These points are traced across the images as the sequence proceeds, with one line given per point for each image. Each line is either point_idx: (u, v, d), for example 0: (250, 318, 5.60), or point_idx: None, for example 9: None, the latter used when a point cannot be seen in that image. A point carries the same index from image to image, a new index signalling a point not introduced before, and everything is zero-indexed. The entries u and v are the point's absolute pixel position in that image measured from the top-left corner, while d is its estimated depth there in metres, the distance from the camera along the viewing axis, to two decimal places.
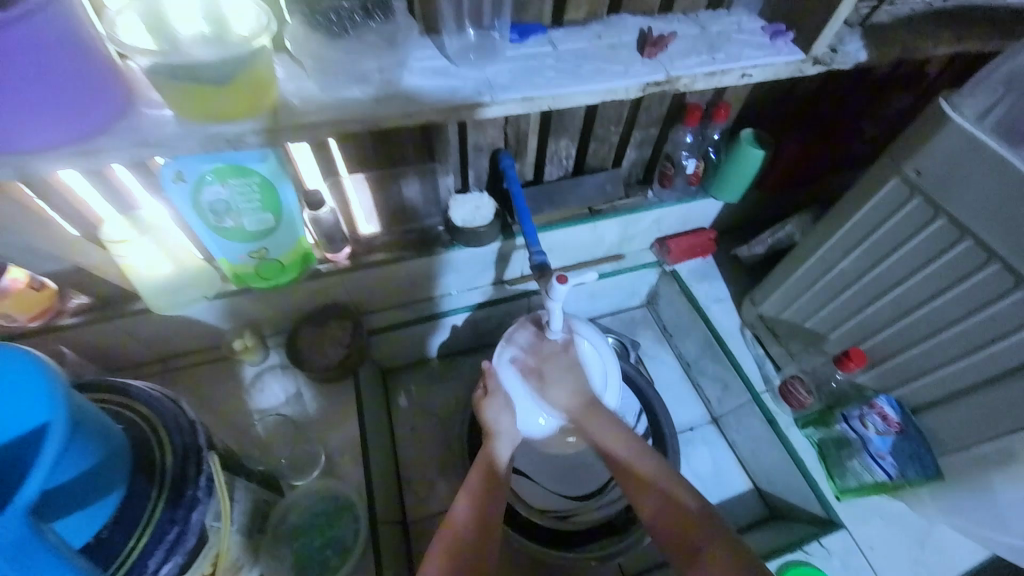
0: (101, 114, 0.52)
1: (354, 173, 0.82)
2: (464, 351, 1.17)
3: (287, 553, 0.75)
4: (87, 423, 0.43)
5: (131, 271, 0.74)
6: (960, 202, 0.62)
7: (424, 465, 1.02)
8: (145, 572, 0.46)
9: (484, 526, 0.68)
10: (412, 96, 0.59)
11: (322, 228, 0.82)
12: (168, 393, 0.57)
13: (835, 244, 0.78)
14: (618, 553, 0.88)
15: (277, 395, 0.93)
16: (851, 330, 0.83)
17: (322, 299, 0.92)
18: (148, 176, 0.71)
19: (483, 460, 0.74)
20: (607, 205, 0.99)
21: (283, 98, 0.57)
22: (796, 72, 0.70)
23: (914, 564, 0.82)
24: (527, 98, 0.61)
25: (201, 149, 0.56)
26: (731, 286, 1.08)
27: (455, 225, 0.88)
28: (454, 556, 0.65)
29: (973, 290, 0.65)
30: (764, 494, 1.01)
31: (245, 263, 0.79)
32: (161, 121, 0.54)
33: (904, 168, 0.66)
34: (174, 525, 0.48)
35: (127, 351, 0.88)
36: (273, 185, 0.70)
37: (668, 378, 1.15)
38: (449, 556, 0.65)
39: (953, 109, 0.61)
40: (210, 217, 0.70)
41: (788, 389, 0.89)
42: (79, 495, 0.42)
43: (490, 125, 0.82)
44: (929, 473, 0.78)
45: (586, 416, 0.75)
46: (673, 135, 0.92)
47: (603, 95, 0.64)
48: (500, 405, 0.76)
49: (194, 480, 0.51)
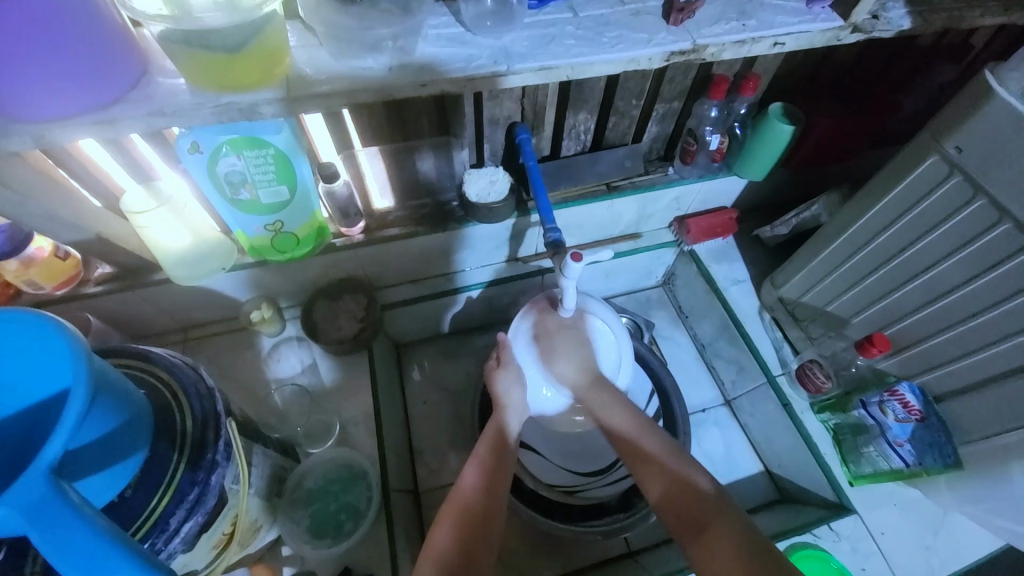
0: (115, 83, 0.51)
1: (368, 146, 0.81)
2: (477, 328, 1.18)
3: (302, 516, 0.78)
4: (109, 387, 0.44)
5: (151, 241, 0.75)
6: (1002, 181, 0.58)
7: (436, 437, 1.05)
8: (166, 530, 0.48)
9: (492, 493, 0.69)
10: (424, 65, 0.58)
11: (336, 202, 0.82)
12: (188, 360, 0.59)
13: (864, 224, 0.75)
14: (625, 528, 0.88)
15: (294, 365, 0.95)
16: (875, 315, 0.80)
17: (337, 272, 0.93)
18: (165, 147, 0.71)
19: (491, 431, 0.75)
20: (625, 182, 0.96)
21: (296, 67, 0.56)
22: (832, 40, 0.66)
23: (927, 552, 0.82)
24: (545, 67, 0.59)
25: (215, 118, 0.55)
26: (750, 267, 1.05)
27: (469, 201, 0.87)
28: (463, 520, 0.66)
29: (1009, 276, 0.62)
30: (775, 477, 1.01)
31: (261, 235, 0.79)
32: (175, 90, 0.54)
33: (944, 145, 0.62)
34: (194, 486, 0.50)
35: (150, 320, 0.90)
36: (289, 157, 0.70)
37: (682, 359, 1.14)
38: (457, 519, 0.66)
39: (1002, 82, 0.57)
40: (226, 188, 0.70)
41: (805, 373, 0.88)
42: (102, 455, 0.44)
43: (507, 96, 0.80)
44: (949, 462, 0.76)
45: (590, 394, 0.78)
46: (696, 109, 0.89)
47: (625, 65, 0.62)
48: (512, 378, 0.78)
49: (213, 445, 0.53)
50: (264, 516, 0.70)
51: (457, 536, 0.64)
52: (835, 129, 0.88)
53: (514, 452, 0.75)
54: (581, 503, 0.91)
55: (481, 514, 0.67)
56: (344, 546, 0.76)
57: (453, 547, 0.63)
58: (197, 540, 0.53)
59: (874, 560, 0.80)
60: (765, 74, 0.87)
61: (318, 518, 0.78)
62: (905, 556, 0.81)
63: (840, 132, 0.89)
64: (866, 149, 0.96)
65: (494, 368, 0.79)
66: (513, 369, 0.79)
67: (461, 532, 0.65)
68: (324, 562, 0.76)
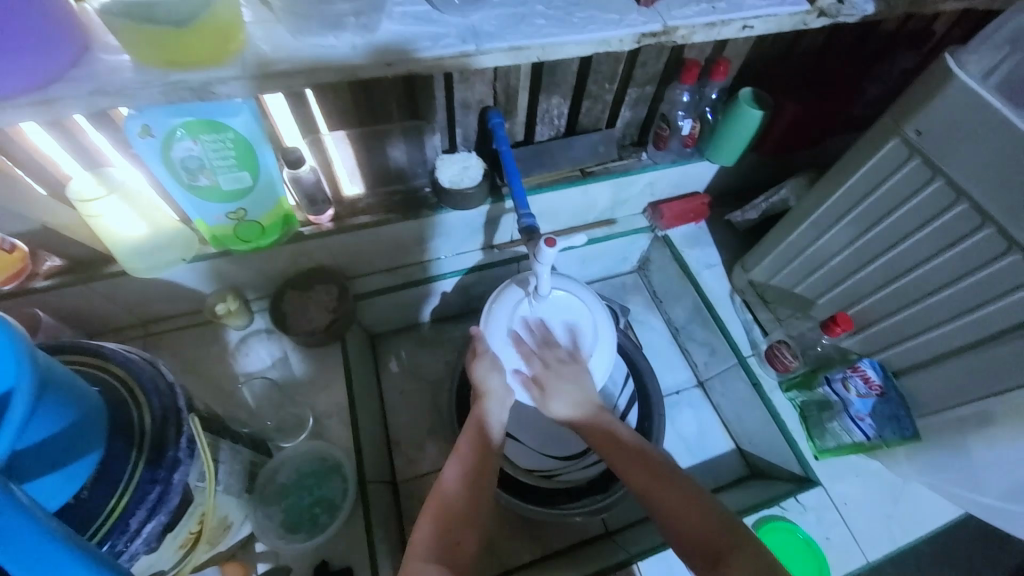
0: (52, 60, 0.48)
1: (335, 130, 0.78)
2: (453, 316, 1.17)
3: (276, 511, 0.76)
4: (57, 385, 0.42)
5: (103, 230, 0.70)
6: (958, 163, 0.60)
7: (413, 427, 1.04)
8: (127, 531, 0.46)
9: (473, 489, 0.68)
10: (390, 44, 0.56)
11: (303, 188, 0.79)
12: (145, 355, 0.56)
13: (830, 207, 0.77)
14: (602, 510, 0.89)
15: (263, 359, 0.92)
16: (840, 295, 0.83)
17: (307, 262, 0.90)
18: (114, 130, 0.67)
19: (473, 425, 0.75)
20: (599, 167, 0.96)
21: (253, 44, 0.53)
22: (799, 24, 0.66)
23: (887, 520, 0.86)
24: (516, 47, 0.58)
25: (165, 99, 0.52)
26: (722, 251, 1.07)
27: (442, 186, 0.85)
28: (443, 515, 0.65)
29: (964, 255, 0.65)
30: (746, 454, 1.04)
31: (223, 224, 0.76)
32: (120, 67, 0.50)
33: (905, 128, 0.64)
34: (155, 485, 0.48)
35: (107, 314, 0.86)
36: (250, 143, 0.66)
37: (657, 343, 1.16)
38: (438, 516, 0.65)
39: (959, 66, 0.58)
40: (183, 174, 0.67)
41: (773, 354, 0.91)
42: (51, 455, 0.41)
43: (479, 79, 0.78)
44: (907, 433, 0.81)
45: (570, 382, 0.77)
46: (668, 94, 0.89)
47: (597, 46, 0.61)
48: (489, 366, 0.78)
49: (175, 442, 0.51)
50: (235, 513, 0.68)
51: (438, 532, 0.64)
52: (803, 115, 0.90)
53: (498, 446, 0.74)
54: (560, 486, 0.92)
55: (462, 510, 0.66)
56: (319, 540, 0.74)
57: (433, 545, 0.63)
58: (162, 540, 0.51)
59: (838, 528, 0.84)
60: (736, 58, 0.88)
61: (293, 512, 0.77)
62: (866, 524, 0.85)
63: (808, 117, 0.91)
64: (832, 134, 0.98)
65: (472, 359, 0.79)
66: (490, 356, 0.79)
67: (442, 529, 0.64)
68: (300, 557, 0.74)
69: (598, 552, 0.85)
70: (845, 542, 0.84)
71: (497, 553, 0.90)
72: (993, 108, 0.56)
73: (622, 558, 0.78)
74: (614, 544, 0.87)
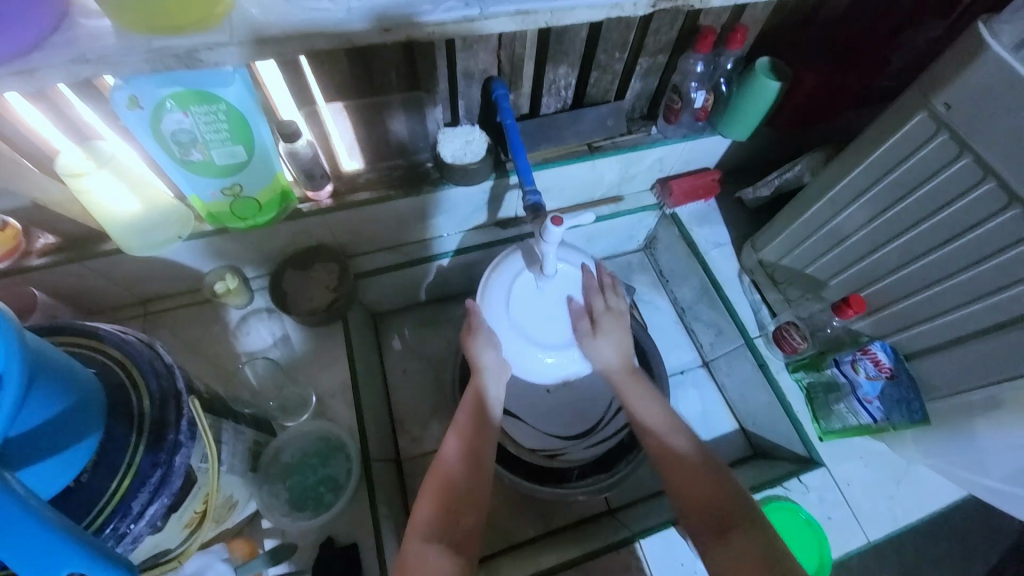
0: (30, 26, 0.44)
1: (332, 102, 0.75)
2: (457, 295, 1.15)
3: (281, 490, 0.77)
4: (51, 370, 0.40)
5: (95, 206, 0.68)
6: (989, 139, 0.57)
7: (416, 406, 1.04)
8: (130, 513, 0.46)
9: (474, 465, 0.68)
10: (387, 7, 0.52)
11: (300, 164, 0.76)
12: (142, 337, 0.55)
13: (848, 183, 0.74)
14: (606, 489, 0.90)
15: (264, 338, 0.92)
16: (853, 277, 0.81)
17: (305, 240, 0.88)
18: (100, 102, 0.63)
19: (470, 401, 0.74)
20: (607, 141, 0.92)
21: (238, 5, 0.50)
22: None
23: (890, 501, 0.86)
24: (522, 11, 0.54)
25: (149, 67, 0.49)
26: (731, 230, 1.04)
27: (444, 161, 0.82)
28: (443, 490, 0.66)
29: (988, 236, 0.62)
30: (749, 435, 1.04)
31: (219, 201, 0.73)
32: (99, 33, 0.47)
33: (934, 101, 0.60)
34: (157, 469, 0.48)
35: (105, 293, 0.85)
36: (242, 114, 0.63)
37: (662, 323, 1.15)
38: (439, 491, 0.65)
39: (994, 34, 0.54)
40: (174, 148, 0.64)
41: (781, 335, 0.89)
42: (48, 441, 0.41)
43: (481, 47, 0.74)
44: (917, 418, 0.79)
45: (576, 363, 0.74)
46: (682, 64, 0.85)
47: (609, 11, 0.57)
48: (486, 341, 0.75)
49: (175, 425, 0.50)
50: (238, 493, 0.68)
51: (440, 505, 0.64)
52: (822, 86, 0.86)
53: (496, 421, 0.74)
54: (562, 465, 0.92)
55: (464, 486, 0.67)
56: (324, 519, 0.75)
57: (435, 519, 0.63)
58: (166, 521, 0.51)
59: (841, 509, 0.85)
60: (753, 25, 0.83)
61: (297, 490, 0.77)
62: (870, 505, 0.86)
63: (827, 88, 0.86)
64: (852, 107, 0.93)
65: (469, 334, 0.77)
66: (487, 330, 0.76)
67: (443, 501, 0.65)
68: (305, 535, 0.75)
69: (600, 529, 0.86)
70: (846, 522, 0.84)
71: (501, 531, 0.91)
72: None
73: (622, 537, 0.79)
74: (615, 521, 0.88)
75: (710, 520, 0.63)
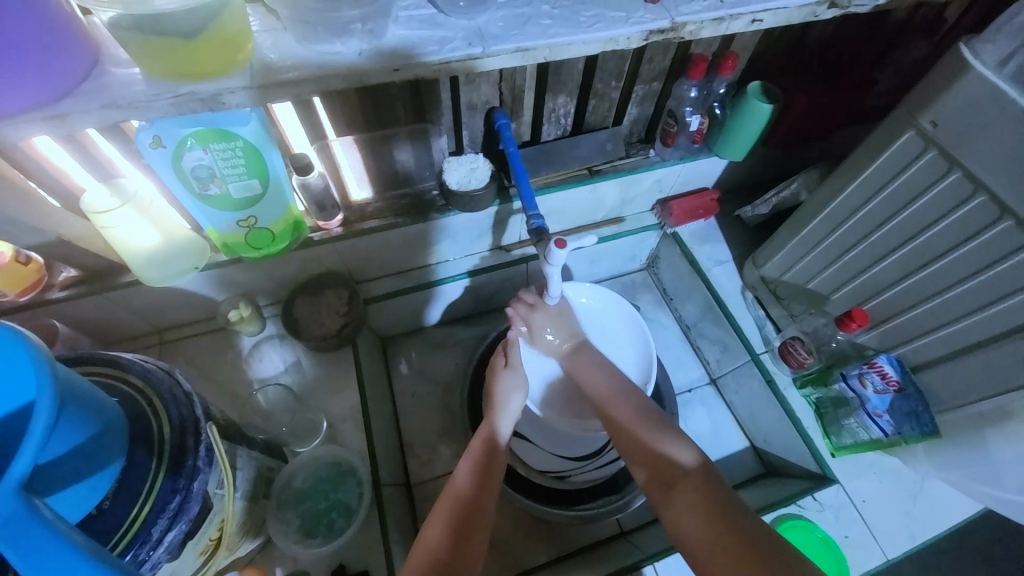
0: (67, 74, 0.48)
1: (342, 136, 0.78)
2: (463, 318, 1.17)
3: (292, 516, 0.77)
4: (76, 398, 0.42)
5: (117, 241, 0.71)
6: (976, 155, 0.59)
7: (426, 429, 1.04)
8: (149, 540, 0.47)
9: (479, 503, 0.68)
10: (397, 50, 0.55)
11: (311, 194, 0.79)
12: (162, 365, 0.57)
13: (844, 200, 0.76)
14: (615, 511, 0.90)
15: (276, 365, 0.93)
16: (854, 291, 0.82)
17: (317, 267, 0.91)
18: (126, 142, 0.67)
19: (481, 439, 0.76)
20: (606, 165, 0.95)
21: (260, 53, 0.54)
22: (809, 16, 0.66)
23: (907, 517, 0.85)
24: (522, 48, 0.57)
25: (176, 110, 0.52)
26: (732, 248, 1.06)
27: (449, 189, 0.85)
28: (454, 519, 0.65)
29: (984, 248, 0.63)
30: (761, 453, 1.03)
31: (234, 231, 0.76)
32: (129, 80, 0.50)
33: (920, 119, 0.62)
34: (176, 494, 0.49)
35: (122, 322, 0.87)
36: (258, 149, 0.67)
37: (667, 341, 1.16)
38: (444, 529, 0.64)
39: (973, 56, 0.57)
40: (194, 184, 0.67)
41: (787, 350, 0.90)
42: (72, 469, 0.42)
43: (484, 80, 0.78)
44: (927, 431, 0.78)
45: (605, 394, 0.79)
46: (676, 90, 0.88)
47: (605, 45, 0.60)
48: (512, 385, 0.81)
49: (194, 451, 0.51)
50: (253, 518, 0.69)
51: (452, 538, 0.64)
52: (814, 107, 0.89)
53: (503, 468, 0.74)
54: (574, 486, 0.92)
55: (466, 522, 0.65)
56: (336, 545, 0.75)
57: (446, 538, 0.64)
58: (183, 548, 0.52)
59: (857, 528, 0.83)
60: (743, 52, 0.87)
61: (309, 517, 0.77)
62: (886, 522, 0.84)
63: (818, 108, 0.89)
64: (842, 126, 0.96)
65: (499, 369, 0.84)
66: (515, 372, 0.83)
67: (454, 531, 0.64)
68: (317, 562, 0.75)
69: (613, 553, 0.84)
70: (864, 540, 0.83)
71: (512, 555, 0.89)
72: (1012, 99, 0.54)
73: (633, 561, 0.78)
74: (628, 544, 0.86)
75: (662, 473, 0.64)
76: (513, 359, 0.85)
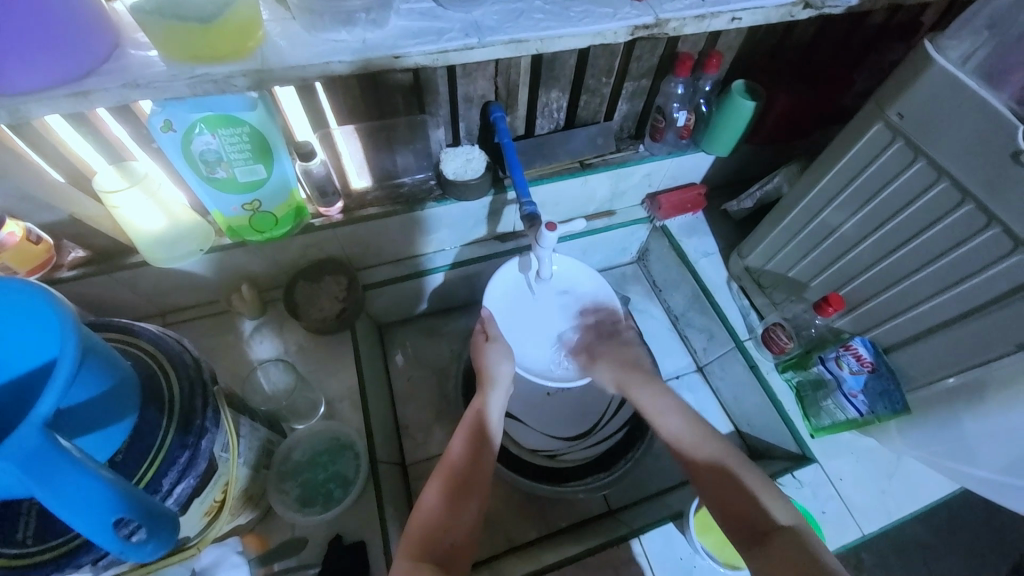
0: (90, 53, 0.51)
1: (343, 125, 0.82)
2: (458, 308, 1.20)
3: (291, 487, 0.80)
4: (96, 353, 0.45)
5: (124, 222, 0.74)
6: (939, 145, 0.63)
7: (421, 413, 1.07)
8: (159, 491, 0.50)
9: (474, 470, 0.72)
10: (398, 38, 0.59)
11: (313, 181, 0.82)
12: (172, 334, 0.60)
13: (821, 191, 0.80)
14: (605, 486, 0.94)
15: (276, 347, 0.96)
16: (831, 277, 0.86)
17: (316, 253, 0.94)
18: (136, 125, 0.70)
19: (472, 415, 0.79)
20: (597, 159, 0.99)
21: (270, 39, 0.57)
22: (786, 15, 0.70)
23: (882, 495, 0.89)
24: (515, 40, 0.61)
25: (191, 91, 0.55)
26: (719, 240, 1.10)
27: (446, 178, 0.89)
28: (449, 482, 0.70)
29: (948, 230, 0.67)
30: (745, 436, 1.06)
31: (239, 215, 0.80)
32: (149, 62, 0.54)
33: (888, 112, 0.67)
34: (185, 450, 0.52)
35: (126, 303, 0.89)
36: (263, 133, 0.70)
37: (657, 330, 1.19)
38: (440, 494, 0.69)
39: (937, 52, 0.61)
40: (201, 167, 0.70)
41: (769, 336, 0.94)
42: (88, 418, 0.45)
43: (481, 74, 0.82)
44: (898, 408, 0.83)
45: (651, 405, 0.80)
46: (664, 87, 0.92)
47: (592, 38, 0.64)
48: (501, 353, 0.85)
49: (202, 412, 0.54)
50: (254, 487, 0.72)
51: (446, 501, 0.69)
52: (796, 104, 0.93)
53: (496, 439, 0.77)
54: (565, 465, 0.97)
55: (462, 487, 0.70)
56: (333, 514, 0.78)
57: (443, 500, 0.69)
58: (190, 504, 0.55)
59: (834, 504, 0.87)
60: (728, 52, 0.91)
61: (308, 488, 0.80)
62: (861, 499, 0.88)
63: (800, 106, 0.94)
64: (823, 124, 1.01)
65: (483, 342, 0.87)
66: (499, 343, 0.86)
67: (450, 495, 0.69)
68: (314, 530, 0.77)
69: (602, 527, 0.87)
70: (840, 516, 0.86)
71: (503, 533, 0.92)
72: (969, 90, 0.58)
73: (621, 533, 0.81)
74: (616, 520, 0.89)
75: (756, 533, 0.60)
76: (494, 332, 0.88)
